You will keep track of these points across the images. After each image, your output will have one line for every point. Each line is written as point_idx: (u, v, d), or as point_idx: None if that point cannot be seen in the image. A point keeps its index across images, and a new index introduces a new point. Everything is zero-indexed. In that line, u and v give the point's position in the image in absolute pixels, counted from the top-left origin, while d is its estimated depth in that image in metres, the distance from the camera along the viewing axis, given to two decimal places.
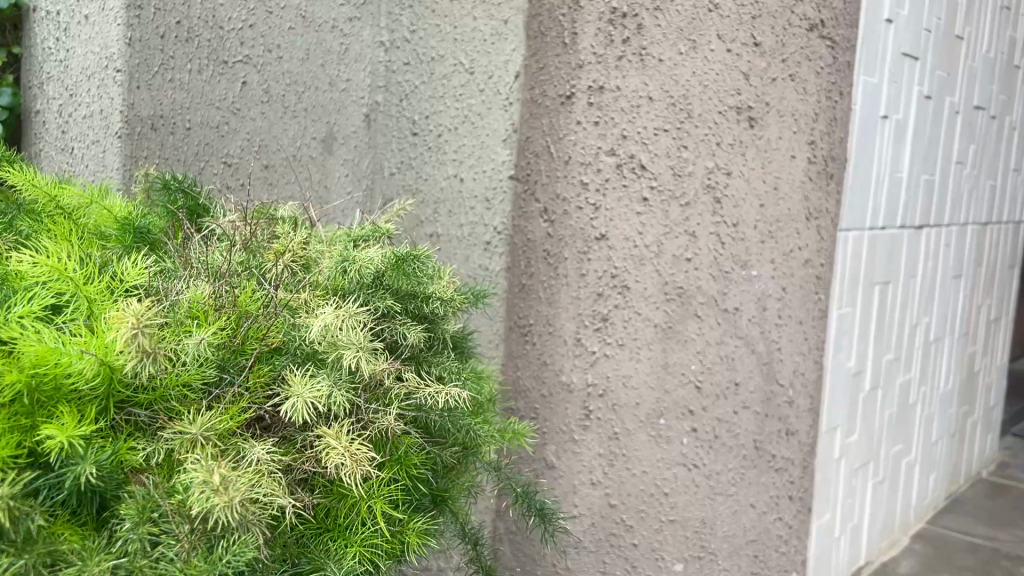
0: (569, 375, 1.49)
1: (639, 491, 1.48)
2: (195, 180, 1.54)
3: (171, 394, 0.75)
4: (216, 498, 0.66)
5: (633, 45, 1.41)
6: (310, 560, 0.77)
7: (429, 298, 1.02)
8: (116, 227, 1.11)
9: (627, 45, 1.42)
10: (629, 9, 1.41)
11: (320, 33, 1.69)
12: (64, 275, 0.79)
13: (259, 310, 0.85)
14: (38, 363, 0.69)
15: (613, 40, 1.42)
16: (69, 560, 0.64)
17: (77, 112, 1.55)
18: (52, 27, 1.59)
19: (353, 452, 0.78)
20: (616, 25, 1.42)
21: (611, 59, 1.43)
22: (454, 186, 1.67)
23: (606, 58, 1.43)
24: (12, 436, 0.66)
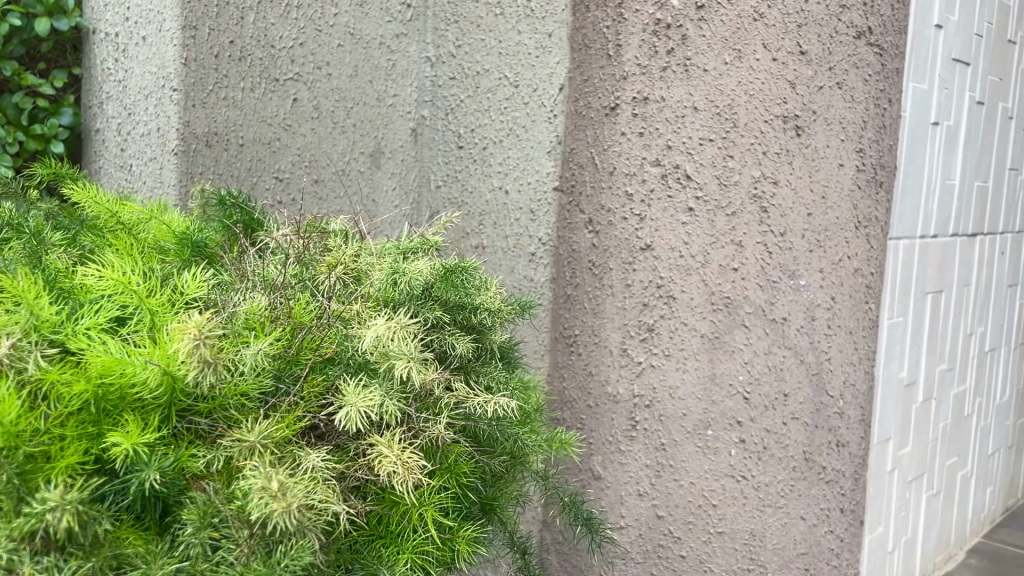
0: (615, 386, 1.51)
1: (687, 503, 1.48)
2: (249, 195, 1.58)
3: (229, 404, 0.77)
4: (275, 503, 0.67)
5: (678, 55, 1.42)
6: (363, 566, 0.80)
7: (477, 309, 1.04)
8: (174, 242, 1.15)
9: (671, 55, 1.42)
10: (673, 20, 1.42)
11: (368, 49, 1.73)
12: (129, 288, 0.82)
13: (313, 322, 0.88)
14: (105, 372, 0.72)
15: (658, 51, 1.43)
16: (134, 563, 0.67)
17: (135, 130, 1.61)
18: (111, 48, 1.66)
19: (405, 460, 0.80)
20: (660, 36, 1.43)
21: (656, 71, 1.44)
22: (499, 198, 1.69)
23: (651, 69, 1.44)
24: (79, 443, 0.69)
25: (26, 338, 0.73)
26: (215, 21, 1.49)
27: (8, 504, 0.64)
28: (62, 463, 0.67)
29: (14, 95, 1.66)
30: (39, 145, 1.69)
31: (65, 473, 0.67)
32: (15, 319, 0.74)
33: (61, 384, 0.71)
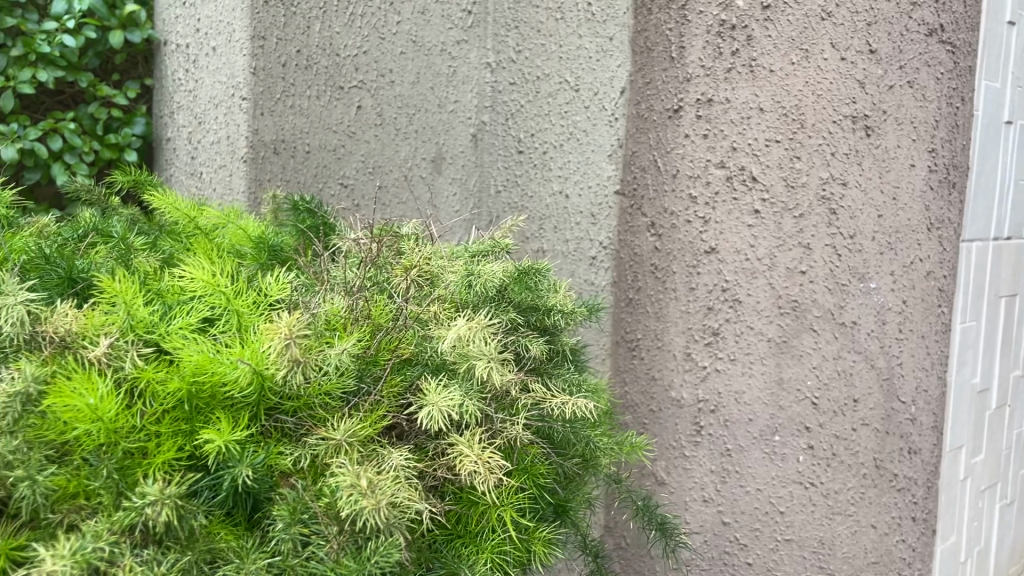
0: (679, 390, 1.50)
1: (753, 509, 1.45)
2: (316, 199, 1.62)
3: (314, 403, 0.78)
4: (364, 500, 0.68)
5: (743, 56, 1.41)
6: (444, 564, 0.80)
7: (551, 311, 1.05)
8: (251, 246, 1.18)
9: (736, 56, 1.41)
10: (738, 21, 1.41)
11: (430, 56, 1.76)
12: (218, 289, 0.84)
13: (391, 323, 0.89)
14: (198, 371, 0.74)
15: (722, 52, 1.42)
16: (227, 558, 0.68)
17: (205, 139, 1.65)
18: (182, 59, 1.70)
19: (486, 460, 0.80)
20: (724, 37, 1.42)
21: (720, 71, 1.43)
22: (559, 203, 1.69)
23: (715, 71, 1.43)
24: (174, 440, 0.71)
25: (122, 337, 0.76)
26: (282, 30, 1.52)
27: (110, 498, 0.66)
28: (158, 458, 0.70)
29: (89, 106, 1.72)
30: (113, 154, 1.75)
31: (161, 468, 0.69)
32: (114, 321, 0.77)
33: (157, 383, 0.73)
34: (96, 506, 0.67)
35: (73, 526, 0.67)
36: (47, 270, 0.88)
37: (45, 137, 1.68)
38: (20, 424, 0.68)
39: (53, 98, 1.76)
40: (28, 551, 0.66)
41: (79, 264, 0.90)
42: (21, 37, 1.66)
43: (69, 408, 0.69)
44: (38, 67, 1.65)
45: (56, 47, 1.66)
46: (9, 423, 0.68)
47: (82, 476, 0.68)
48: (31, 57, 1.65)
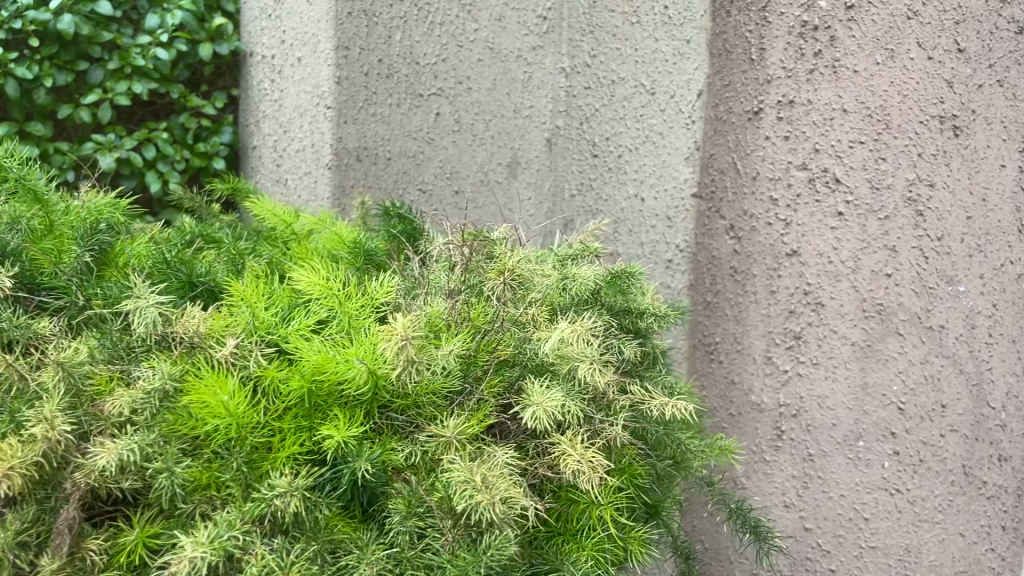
0: (759, 395, 1.49)
1: (837, 515, 1.42)
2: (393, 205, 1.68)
3: (422, 401, 0.81)
4: (479, 495, 0.70)
5: (826, 57, 1.37)
6: (547, 561, 0.81)
7: (644, 313, 1.06)
8: (347, 251, 1.23)
9: (819, 57, 1.38)
10: (820, 22, 1.37)
11: (506, 63, 1.78)
12: (331, 292, 0.88)
13: (489, 325, 0.92)
14: (318, 370, 0.77)
15: (804, 54, 1.39)
16: (348, 548, 0.71)
17: (291, 146, 1.71)
18: (268, 69, 1.77)
19: (589, 459, 0.81)
20: (806, 38, 1.39)
21: (802, 73, 1.40)
22: (634, 206, 1.71)
23: (797, 73, 1.40)
24: (296, 435, 0.75)
25: (246, 337, 0.81)
26: (366, 40, 1.58)
27: (240, 489, 0.71)
28: (283, 453, 0.74)
29: (180, 116, 1.80)
30: (202, 162, 1.82)
31: (287, 462, 0.73)
32: (238, 323, 0.82)
33: (279, 381, 0.77)
34: (225, 498, 0.72)
35: (205, 516, 0.71)
36: (166, 276, 0.94)
37: (140, 146, 1.76)
38: (157, 419, 0.73)
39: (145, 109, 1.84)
40: (162, 539, 0.71)
41: (198, 269, 0.95)
42: (116, 51, 1.73)
43: (204, 405, 0.73)
44: (133, 79, 1.73)
45: (149, 60, 1.73)
46: (146, 418, 0.73)
47: (214, 468, 0.73)
48: (126, 70, 1.72)
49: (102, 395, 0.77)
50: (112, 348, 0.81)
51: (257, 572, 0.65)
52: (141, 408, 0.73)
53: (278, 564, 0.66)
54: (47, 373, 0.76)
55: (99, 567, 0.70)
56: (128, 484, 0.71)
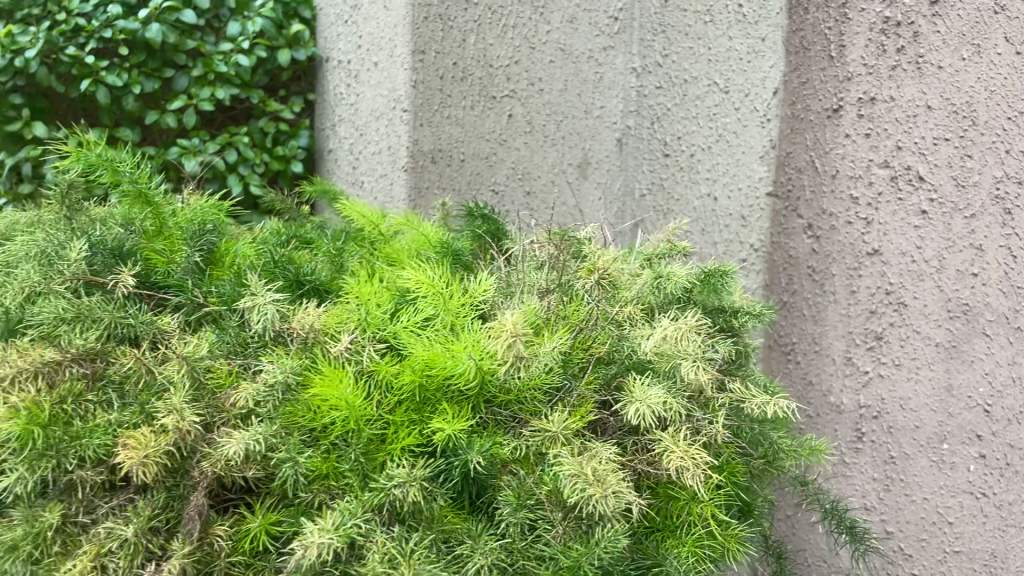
0: (838, 396, 1.46)
1: (919, 519, 1.37)
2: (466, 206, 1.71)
3: (524, 397, 0.82)
4: (591, 488, 0.72)
5: (909, 53, 1.35)
6: (648, 556, 0.82)
7: (738, 311, 1.07)
8: (435, 252, 1.24)
9: (901, 53, 1.36)
10: (903, 17, 1.35)
11: (578, 64, 1.74)
12: (436, 290, 0.91)
13: (584, 322, 0.93)
14: (428, 365, 0.80)
15: (886, 50, 1.38)
16: (460, 538, 0.73)
17: (367, 149, 1.75)
18: (344, 74, 1.81)
19: (691, 455, 0.81)
20: (888, 34, 1.37)
21: (884, 69, 1.38)
22: (708, 205, 1.70)
23: (879, 69, 1.39)
24: (409, 427, 0.78)
25: (360, 333, 0.85)
26: (441, 44, 1.62)
27: (357, 479, 0.74)
28: (398, 444, 0.77)
29: (260, 121, 1.85)
30: (281, 165, 1.87)
31: (402, 454, 0.77)
32: (351, 319, 0.87)
33: (392, 375, 0.81)
34: (343, 488, 0.75)
35: (324, 505, 0.75)
36: (277, 274, 0.98)
37: (222, 150, 1.80)
38: (278, 411, 0.77)
39: (226, 114, 1.89)
40: (283, 526, 0.74)
41: (305, 268, 0.99)
42: (200, 58, 1.78)
43: (328, 397, 0.77)
44: (215, 85, 1.78)
45: (231, 66, 1.77)
46: (269, 410, 0.77)
47: (332, 459, 0.76)
48: (210, 76, 1.77)
49: (223, 388, 0.80)
50: (230, 342, 0.85)
51: (380, 558, 0.68)
52: (265, 400, 0.77)
53: (399, 552, 0.69)
54: (172, 367, 0.80)
55: (225, 552, 0.73)
56: (252, 472, 0.74)
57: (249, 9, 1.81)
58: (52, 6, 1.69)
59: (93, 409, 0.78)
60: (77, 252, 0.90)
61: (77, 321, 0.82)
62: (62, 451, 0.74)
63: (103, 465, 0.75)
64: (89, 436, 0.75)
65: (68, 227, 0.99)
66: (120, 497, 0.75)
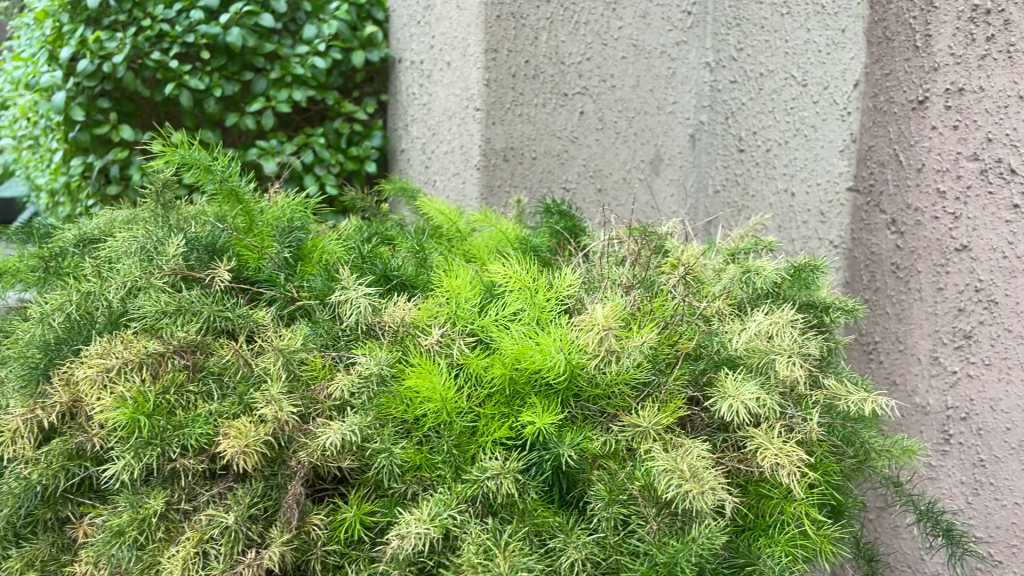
0: (924, 396, 1.42)
1: (1010, 525, 1.30)
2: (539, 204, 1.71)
3: (613, 392, 0.82)
4: (687, 484, 0.71)
5: (1000, 42, 1.27)
6: (742, 554, 0.78)
7: (829, 307, 1.04)
8: (515, 248, 1.25)
9: (991, 42, 1.29)
10: (993, 5, 1.27)
11: (650, 59, 1.75)
12: (526, 285, 0.92)
13: (670, 316, 0.93)
14: (518, 359, 0.80)
15: (975, 39, 1.31)
16: (552, 532, 0.73)
17: (440, 149, 1.77)
18: (417, 74, 1.83)
19: (786, 451, 0.79)
20: (977, 23, 1.30)
21: (973, 59, 1.31)
22: (785, 201, 1.62)
23: (967, 59, 1.32)
24: (500, 421, 0.79)
25: (449, 327, 0.86)
26: (513, 42, 1.61)
27: (450, 471, 0.75)
28: (489, 437, 0.78)
29: (335, 122, 1.87)
30: (356, 165, 1.89)
31: (494, 447, 0.78)
32: (441, 313, 0.88)
33: (482, 368, 0.82)
34: (436, 479, 0.76)
35: (417, 495, 0.76)
36: (367, 269, 1.00)
37: (299, 150, 1.83)
38: (372, 402, 0.79)
39: (301, 115, 1.91)
40: (376, 516, 0.75)
41: (392, 264, 1.01)
42: (278, 61, 1.81)
43: (422, 389, 0.78)
44: (292, 87, 1.81)
45: (307, 68, 1.80)
46: (363, 401, 0.79)
47: (425, 450, 0.77)
48: (287, 79, 1.80)
49: (317, 379, 0.83)
50: (323, 335, 0.87)
51: (476, 549, 0.69)
52: (360, 391, 0.79)
53: (494, 544, 0.69)
54: (268, 359, 0.82)
55: (321, 541, 0.74)
56: (347, 463, 0.75)
57: (325, 12, 1.84)
58: (138, 12, 1.72)
59: (194, 400, 0.80)
60: (174, 248, 0.93)
61: (178, 314, 0.85)
62: (165, 440, 0.76)
63: (204, 454, 0.77)
64: (192, 425, 0.77)
65: (164, 223, 1.01)
66: (220, 485, 0.77)
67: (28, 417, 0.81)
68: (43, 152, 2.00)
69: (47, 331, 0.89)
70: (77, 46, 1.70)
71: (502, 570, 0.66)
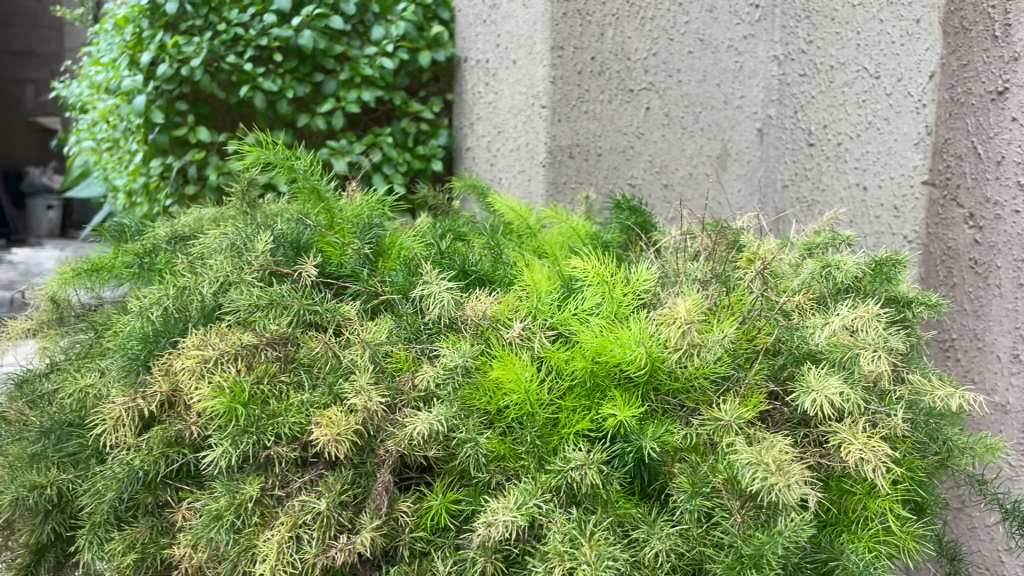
0: (1004, 395, 1.39)
1: None
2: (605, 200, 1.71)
3: (693, 385, 0.82)
4: (774, 477, 0.71)
5: None
6: (825, 551, 0.77)
7: (911, 302, 1.03)
8: (588, 243, 1.25)
9: None
10: None
11: (716, 53, 1.74)
12: (604, 280, 0.94)
13: (749, 311, 0.93)
14: (598, 352, 0.81)
15: None
16: (636, 523, 0.74)
17: (505, 146, 1.78)
18: (482, 73, 1.84)
19: (871, 446, 0.79)
20: None
21: None
22: (856, 195, 1.58)
23: None
24: (582, 413, 0.80)
25: (531, 320, 0.89)
26: (579, 39, 1.61)
27: (533, 461, 0.77)
28: (571, 429, 0.79)
29: (402, 121, 1.90)
30: (423, 163, 1.92)
31: (577, 438, 0.79)
32: (522, 307, 0.91)
33: (563, 361, 0.83)
34: (519, 470, 0.78)
35: (501, 485, 0.77)
36: (447, 264, 1.02)
37: (368, 150, 1.86)
38: (457, 393, 0.81)
39: (369, 115, 1.94)
40: (462, 504, 0.77)
41: (472, 260, 1.03)
42: (347, 62, 1.85)
43: (506, 379, 0.80)
44: (361, 88, 1.84)
45: (376, 69, 1.83)
46: (449, 392, 0.81)
47: (508, 441, 0.79)
48: (357, 79, 1.83)
49: (401, 371, 0.85)
50: (406, 329, 0.90)
51: (561, 538, 0.70)
52: (445, 382, 0.82)
53: (580, 533, 0.70)
54: (356, 351, 0.85)
55: (409, 527, 0.76)
56: (433, 452, 0.77)
57: (392, 13, 1.87)
58: (214, 17, 1.77)
59: (286, 390, 0.83)
60: (263, 244, 0.96)
61: (269, 307, 0.88)
62: (260, 428, 0.79)
63: (297, 443, 0.80)
64: (285, 414, 0.80)
65: (252, 220, 1.05)
66: (312, 472, 0.80)
67: (129, 406, 0.84)
68: (123, 154, 2.07)
69: (145, 324, 0.93)
70: (156, 50, 1.75)
71: (589, 558, 0.68)
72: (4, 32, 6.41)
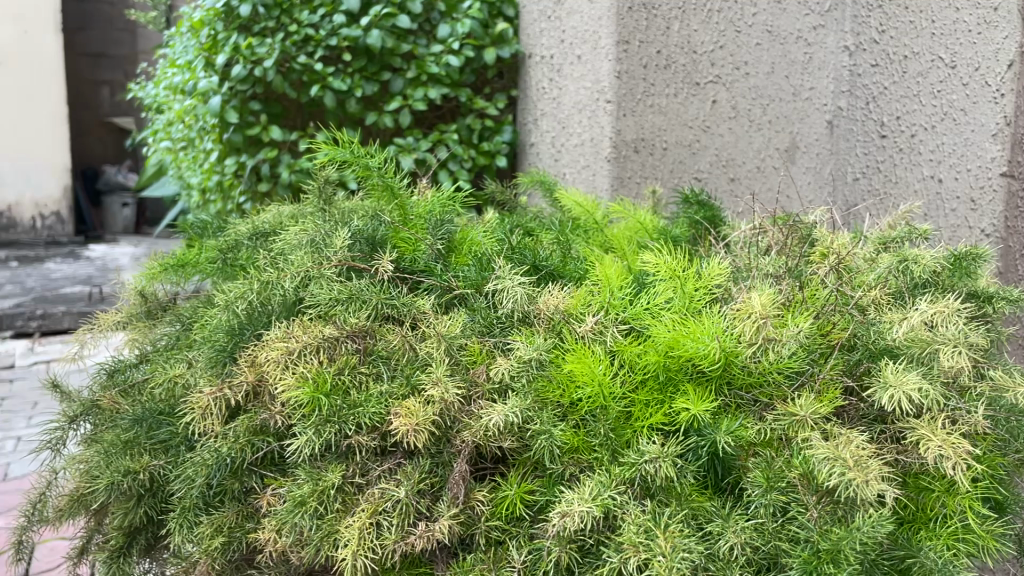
0: None
1: None
2: (672, 194, 1.72)
3: (767, 380, 0.83)
4: (852, 473, 0.71)
5: None
6: (903, 548, 0.76)
7: (992, 297, 1.01)
8: (657, 237, 1.26)
9: None
10: None
11: (784, 45, 1.71)
12: (677, 275, 0.94)
13: (823, 307, 0.93)
14: (670, 347, 0.82)
15: None
16: (710, 517, 0.74)
17: (570, 142, 1.79)
18: (546, 69, 1.85)
19: (950, 442, 0.77)
20: None
21: None
22: (931, 188, 1.52)
23: None
24: (657, 407, 0.81)
25: (603, 315, 0.90)
26: (644, 33, 1.61)
27: (606, 454, 0.78)
28: (644, 422, 0.80)
29: (467, 118, 1.93)
30: (487, 160, 1.94)
31: (650, 432, 0.80)
32: (594, 302, 0.92)
33: (636, 356, 0.84)
34: (592, 462, 0.79)
35: (575, 476, 0.79)
36: (518, 260, 1.04)
37: (434, 147, 1.89)
38: (533, 384, 0.83)
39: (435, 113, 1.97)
40: (536, 495, 0.79)
41: (543, 254, 1.05)
42: (414, 61, 1.88)
43: (581, 373, 0.81)
44: (428, 85, 1.87)
45: (442, 67, 1.86)
46: (523, 384, 0.83)
47: (582, 433, 0.80)
48: (423, 78, 1.86)
49: (476, 364, 0.87)
50: (480, 322, 0.93)
51: (635, 529, 0.71)
52: (519, 375, 0.83)
53: (654, 525, 0.71)
54: (431, 344, 0.88)
55: (484, 516, 0.78)
56: (508, 443, 0.79)
57: (458, 11, 1.89)
58: (285, 19, 1.82)
59: (365, 380, 0.86)
60: (341, 240, 0.99)
61: (349, 301, 0.92)
62: (341, 418, 0.82)
63: (376, 432, 0.82)
64: (365, 404, 0.83)
65: (328, 217, 1.08)
66: (390, 461, 0.83)
67: (216, 395, 0.88)
68: (199, 153, 2.14)
69: (231, 318, 0.97)
70: (231, 52, 1.80)
71: (665, 549, 0.68)
72: (81, 35, 6.64)
